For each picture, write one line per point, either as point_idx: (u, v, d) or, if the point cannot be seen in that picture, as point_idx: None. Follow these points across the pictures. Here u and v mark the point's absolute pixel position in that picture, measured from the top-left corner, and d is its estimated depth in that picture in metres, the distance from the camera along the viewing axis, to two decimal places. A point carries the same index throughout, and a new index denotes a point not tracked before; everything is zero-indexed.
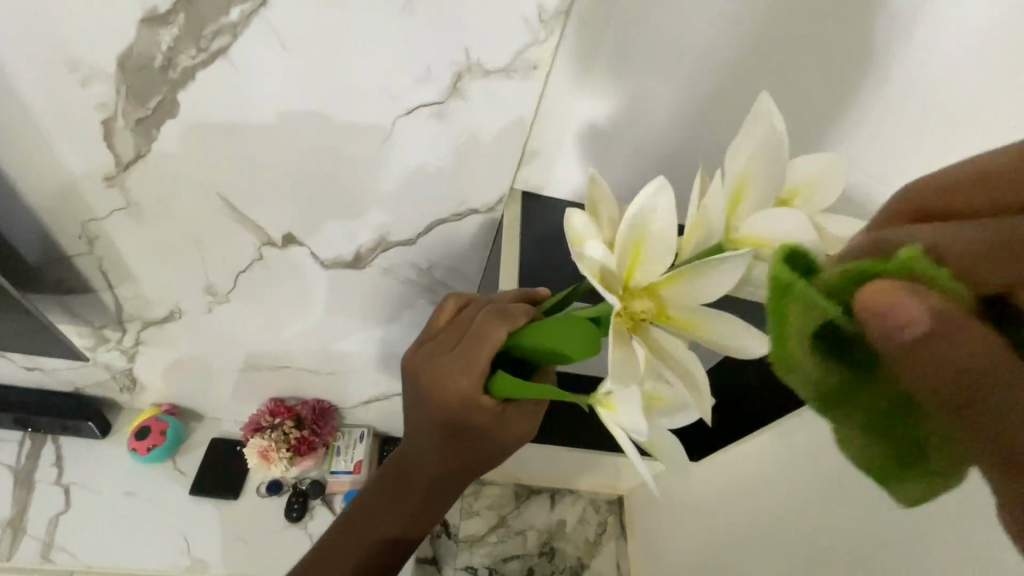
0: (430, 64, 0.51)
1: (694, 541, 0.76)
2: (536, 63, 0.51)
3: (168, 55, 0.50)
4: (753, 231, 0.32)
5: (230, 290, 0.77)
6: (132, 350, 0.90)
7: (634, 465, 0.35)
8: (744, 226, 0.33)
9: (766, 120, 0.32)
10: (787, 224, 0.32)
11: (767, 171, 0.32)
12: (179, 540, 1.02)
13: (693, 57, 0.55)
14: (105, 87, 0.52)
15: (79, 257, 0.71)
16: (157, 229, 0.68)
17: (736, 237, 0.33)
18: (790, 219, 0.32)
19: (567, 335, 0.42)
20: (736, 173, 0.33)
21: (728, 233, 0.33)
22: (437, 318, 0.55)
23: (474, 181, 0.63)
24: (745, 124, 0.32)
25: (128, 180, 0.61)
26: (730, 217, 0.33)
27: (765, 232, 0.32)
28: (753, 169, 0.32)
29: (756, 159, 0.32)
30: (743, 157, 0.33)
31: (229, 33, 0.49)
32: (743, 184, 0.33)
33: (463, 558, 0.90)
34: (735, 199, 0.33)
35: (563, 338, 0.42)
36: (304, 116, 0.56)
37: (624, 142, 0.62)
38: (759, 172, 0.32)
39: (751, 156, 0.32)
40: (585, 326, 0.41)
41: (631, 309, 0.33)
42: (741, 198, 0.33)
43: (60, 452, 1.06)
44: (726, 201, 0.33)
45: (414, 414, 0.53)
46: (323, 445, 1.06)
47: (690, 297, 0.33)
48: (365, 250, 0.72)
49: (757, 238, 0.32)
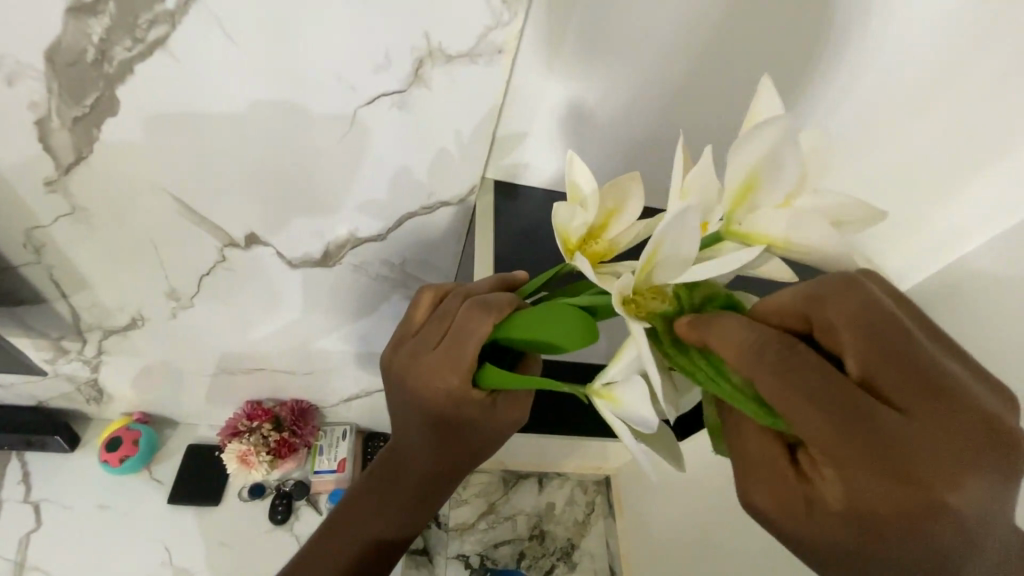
0: (387, 50, 0.49)
1: (699, 517, 0.78)
2: (501, 47, 0.49)
3: (102, 48, 0.46)
4: (754, 229, 0.31)
5: (194, 294, 0.74)
6: (96, 360, 0.87)
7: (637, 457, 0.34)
8: (749, 222, 0.31)
9: (781, 116, 0.28)
10: (794, 227, 0.30)
11: (778, 168, 0.29)
12: (161, 550, 0.99)
13: (662, 35, 0.53)
14: (34, 85, 0.48)
15: (27, 266, 0.67)
16: (108, 234, 0.64)
17: (736, 232, 0.32)
18: (798, 219, 0.29)
19: (557, 323, 0.40)
20: (742, 173, 0.30)
21: (729, 227, 0.32)
22: (415, 314, 0.53)
23: (442, 172, 0.60)
24: (755, 129, 0.28)
25: (72, 183, 0.57)
26: (734, 211, 0.31)
27: (768, 231, 0.31)
28: (760, 167, 0.29)
29: (766, 156, 0.29)
30: (751, 154, 0.29)
31: (167, 22, 0.45)
32: (751, 183, 0.30)
33: (454, 546, 0.92)
34: (739, 193, 0.31)
35: (552, 328, 0.40)
36: (257, 108, 0.52)
37: (595, 125, 0.60)
38: (767, 171, 0.29)
39: (760, 153, 0.29)
40: (572, 315, 0.40)
41: (645, 309, 0.33)
42: (748, 193, 0.31)
43: (26, 468, 1.02)
44: (729, 194, 0.31)
45: (401, 412, 0.52)
46: (304, 445, 1.04)
47: None
48: (334, 247, 0.69)
49: (757, 237, 0.31)
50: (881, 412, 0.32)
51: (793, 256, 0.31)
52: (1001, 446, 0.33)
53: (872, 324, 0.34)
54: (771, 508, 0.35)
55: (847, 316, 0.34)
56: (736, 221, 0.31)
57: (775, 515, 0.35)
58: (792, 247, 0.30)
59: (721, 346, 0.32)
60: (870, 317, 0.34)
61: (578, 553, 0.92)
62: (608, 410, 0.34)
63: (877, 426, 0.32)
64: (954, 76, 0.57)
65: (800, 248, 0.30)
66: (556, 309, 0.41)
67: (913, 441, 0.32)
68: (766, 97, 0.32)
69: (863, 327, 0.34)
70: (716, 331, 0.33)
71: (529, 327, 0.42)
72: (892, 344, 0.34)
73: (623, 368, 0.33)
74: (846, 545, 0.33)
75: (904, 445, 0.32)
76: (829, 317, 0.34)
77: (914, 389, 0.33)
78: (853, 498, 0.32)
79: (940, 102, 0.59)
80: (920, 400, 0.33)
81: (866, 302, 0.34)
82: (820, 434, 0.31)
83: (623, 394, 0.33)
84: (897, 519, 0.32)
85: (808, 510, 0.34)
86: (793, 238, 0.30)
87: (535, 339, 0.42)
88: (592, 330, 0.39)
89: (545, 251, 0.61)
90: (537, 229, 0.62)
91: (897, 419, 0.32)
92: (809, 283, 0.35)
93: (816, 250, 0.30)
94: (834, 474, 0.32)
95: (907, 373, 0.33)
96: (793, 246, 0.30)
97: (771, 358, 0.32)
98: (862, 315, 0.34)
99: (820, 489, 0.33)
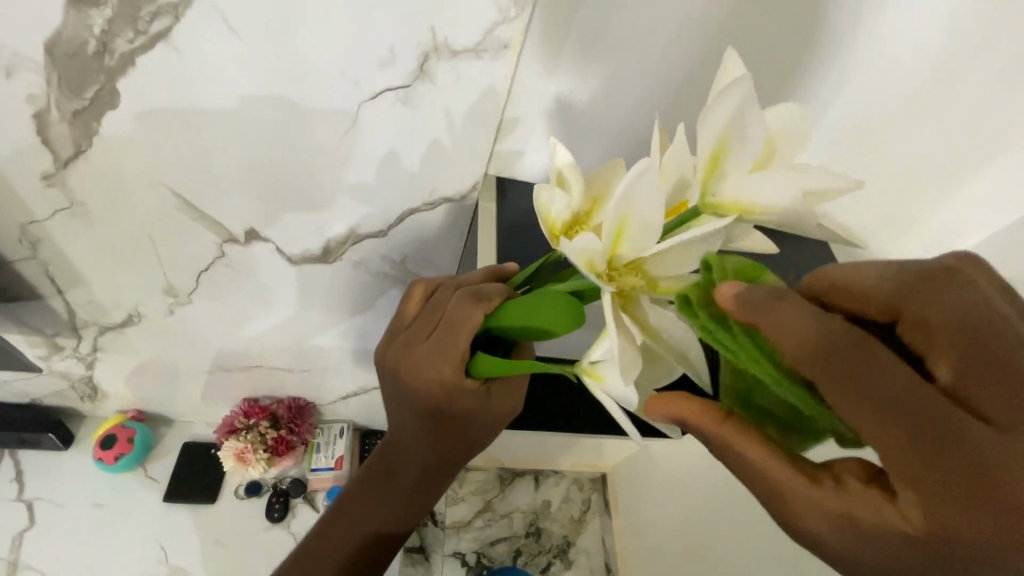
0: (392, 45, 0.48)
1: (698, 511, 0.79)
2: (507, 43, 0.49)
3: (103, 40, 0.46)
4: (728, 198, 0.31)
5: (192, 291, 0.74)
6: (91, 357, 0.86)
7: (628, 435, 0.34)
8: (723, 192, 0.31)
9: (737, 81, 0.28)
10: (767, 193, 0.30)
11: (741, 134, 0.29)
12: (156, 549, 0.99)
13: (667, 32, 0.53)
14: (33, 77, 0.47)
15: (23, 262, 0.66)
16: (106, 229, 0.63)
17: (711, 203, 0.32)
18: (766, 184, 0.30)
19: (545, 309, 0.40)
20: (711, 142, 0.30)
21: (704, 199, 0.32)
22: (406, 308, 0.52)
23: (444, 168, 0.60)
24: (719, 96, 0.29)
25: (69, 178, 0.57)
26: (707, 182, 0.31)
27: (741, 200, 0.31)
28: (727, 135, 0.29)
29: (729, 122, 0.29)
30: (718, 121, 0.29)
31: (170, 14, 0.45)
32: (721, 152, 0.30)
33: (450, 544, 0.92)
34: (710, 164, 0.31)
35: (540, 314, 0.40)
36: (259, 102, 0.52)
37: (598, 122, 0.60)
38: (735, 138, 0.29)
39: (726, 121, 0.29)
40: (560, 301, 0.40)
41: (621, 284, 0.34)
42: (718, 163, 0.31)
43: (19, 467, 1.01)
44: (701, 166, 0.31)
45: (396, 405, 0.52)
46: (302, 442, 1.03)
47: (671, 267, 0.33)
48: (334, 243, 0.69)
49: (733, 205, 0.31)
50: (969, 425, 0.31)
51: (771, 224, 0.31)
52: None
53: (964, 332, 0.33)
54: (821, 532, 0.33)
55: (942, 319, 0.33)
56: (710, 192, 0.32)
57: (826, 539, 0.33)
58: (766, 215, 0.31)
59: (776, 333, 0.30)
60: (961, 327, 0.33)
61: (574, 550, 0.92)
62: (595, 387, 0.36)
63: (966, 439, 0.30)
64: (954, 74, 0.58)
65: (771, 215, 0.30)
66: (545, 294, 0.41)
67: (1007, 459, 0.30)
68: (734, 66, 0.32)
69: (954, 334, 0.32)
70: (772, 319, 0.30)
71: (517, 316, 0.42)
72: (980, 354, 0.32)
73: (607, 349, 0.34)
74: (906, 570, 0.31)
75: (991, 464, 0.30)
76: (923, 318, 0.33)
77: (1006, 404, 0.32)
78: (929, 514, 0.30)
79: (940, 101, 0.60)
80: (1009, 414, 0.31)
81: (956, 311, 0.33)
82: (893, 442, 0.30)
83: (608, 371, 0.34)
84: (971, 538, 0.30)
85: (857, 526, 0.32)
86: (767, 206, 0.30)
87: (526, 326, 0.42)
88: (581, 314, 0.39)
89: (544, 245, 0.60)
90: (537, 224, 0.62)
91: (985, 432, 0.31)
92: (900, 274, 0.34)
93: (791, 215, 0.30)
94: (909, 489, 0.31)
95: (999, 386, 0.32)
96: (769, 212, 0.30)
97: (848, 356, 0.30)
98: (956, 321, 0.33)
99: (883, 511, 0.31)
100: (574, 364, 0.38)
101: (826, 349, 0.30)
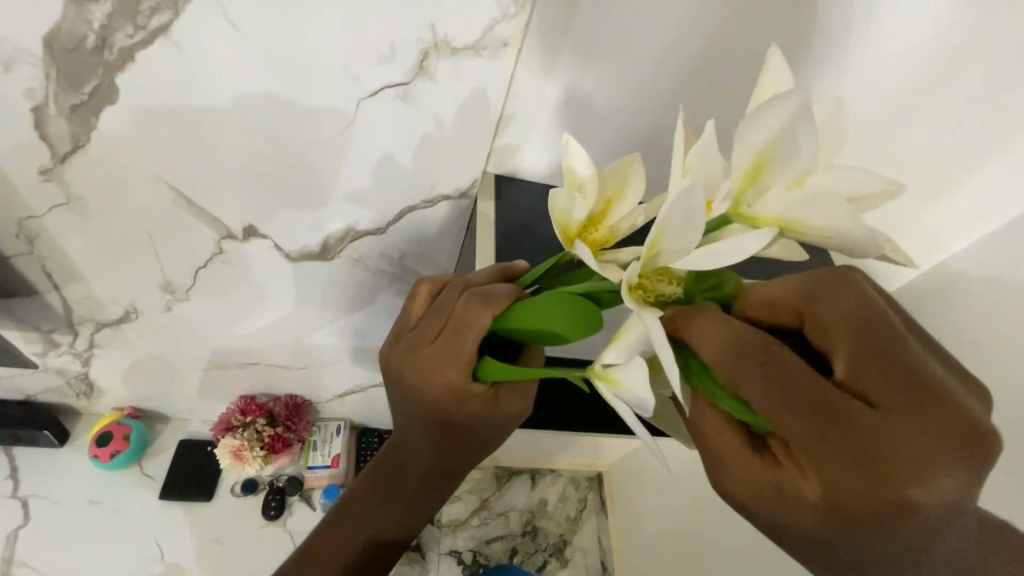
0: (393, 43, 0.49)
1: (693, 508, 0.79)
2: (507, 40, 0.49)
3: (102, 34, 0.45)
4: (765, 212, 0.29)
5: (189, 287, 0.74)
6: (87, 354, 0.86)
7: (645, 445, 0.32)
8: (761, 204, 0.29)
9: (793, 91, 0.26)
10: (813, 210, 0.28)
11: (791, 148, 0.27)
12: (152, 546, 0.98)
13: (665, 31, 0.53)
14: (32, 71, 0.47)
15: (19, 257, 0.66)
16: (103, 224, 0.63)
17: (744, 215, 0.30)
18: (812, 201, 0.28)
19: (557, 312, 0.40)
20: (754, 151, 0.28)
21: (737, 209, 0.30)
22: (412, 307, 0.52)
23: (443, 165, 0.60)
24: (772, 102, 0.26)
25: (67, 173, 0.57)
26: (743, 192, 0.29)
27: (779, 214, 0.29)
28: (773, 146, 0.27)
29: (779, 134, 0.27)
30: (765, 130, 0.27)
31: (170, 9, 0.45)
32: (764, 162, 0.28)
33: (446, 543, 0.95)
34: (749, 174, 0.29)
35: (550, 317, 0.40)
36: (258, 99, 0.52)
37: (597, 121, 0.60)
38: (781, 149, 0.27)
39: (774, 131, 0.27)
40: (571, 303, 0.39)
41: (653, 292, 0.33)
42: (757, 174, 0.29)
43: (14, 463, 1.01)
44: (739, 175, 0.29)
45: (401, 406, 0.52)
46: (299, 440, 1.03)
47: None
48: (333, 240, 0.69)
49: (770, 220, 0.29)
50: (857, 407, 0.31)
51: (812, 240, 0.29)
52: (983, 451, 0.31)
53: (861, 323, 0.33)
54: (743, 494, 0.35)
55: (838, 317, 0.33)
56: (745, 203, 0.30)
57: (748, 501, 0.35)
58: (808, 232, 0.29)
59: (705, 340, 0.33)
60: (856, 317, 0.33)
61: (569, 549, 0.93)
62: (609, 392, 0.34)
63: (852, 421, 0.31)
64: (948, 75, 0.59)
65: (810, 232, 0.29)
66: (554, 297, 0.41)
67: (900, 439, 0.31)
68: (776, 66, 0.31)
69: (851, 326, 0.32)
70: (703, 331, 0.33)
71: (526, 319, 0.42)
72: (879, 342, 0.32)
73: (625, 350, 0.33)
74: (812, 536, 0.33)
75: (889, 444, 0.30)
76: (824, 316, 0.33)
77: (899, 387, 0.32)
78: (830, 489, 0.31)
79: (931, 104, 0.61)
80: (902, 396, 0.31)
81: (854, 303, 0.33)
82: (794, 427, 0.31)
83: (625, 375, 0.32)
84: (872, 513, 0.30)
85: (778, 498, 0.33)
86: (809, 225, 0.28)
87: (534, 329, 0.42)
88: (592, 317, 0.39)
89: (545, 242, 0.60)
90: (537, 222, 0.62)
91: (873, 415, 0.31)
92: (807, 280, 0.34)
93: (837, 236, 0.28)
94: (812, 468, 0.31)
95: (896, 372, 0.32)
96: (810, 231, 0.29)
97: (751, 351, 0.32)
98: (852, 314, 0.33)
99: (793, 479, 0.32)
100: (586, 367, 0.37)
101: (738, 344, 0.32)
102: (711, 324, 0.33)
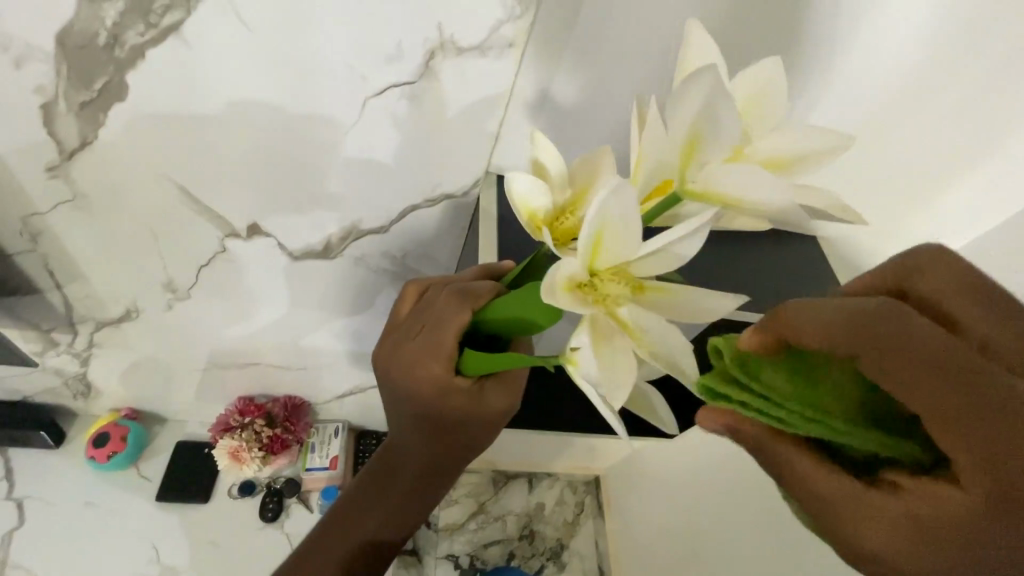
0: (399, 41, 0.49)
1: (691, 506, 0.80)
2: (512, 40, 0.50)
3: (114, 32, 0.46)
4: (709, 188, 0.28)
5: (191, 286, 0.74)
6: (86, 353, 0.85)
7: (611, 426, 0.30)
8: (702, 179, 0.28)
9: (709, 66, 0.25)
10: (750, 183, 0.27)
11: (715, 123, 0.26)
12: (148, 547, 0.98)
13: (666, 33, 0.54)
14: (42, 68, 0.48)
15: (22, 256, 0.66)
16: (107, 222, 0.63)
17: (691, 191, 0.29)
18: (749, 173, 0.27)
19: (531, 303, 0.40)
20: (685, 126, 0.27)
21: (684, 186, 0.29)
22: (400, 307, 0.53)
23: (446, 164, 0.61)
24: (692, 77, 0.26)
25: (73, 171, 0.57)
26: (684, 169, 0.29)
27: (721, 189, 0.28)
28: (702, 121, 0.27)
29: (701, 110, 0.26)
30: (690, 105, 0.26)
31: (182, 8, 0.46)
32: (696, 138, 0.27)
33: (443, 546, 0.94)
34: (686, 152, 0.28)
35: (525, 307, 0.41)
36: (263, 100, 0.53)
37: (598, 122, 0.61)
38: (710, 123, 0.26)
39: (698, 105, 0.26)
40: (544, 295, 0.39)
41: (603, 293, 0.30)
42: (694, 149, 0.28)
43: (9, 465, 1.00)
44: (676, 152, 0.28)
45: (392, 405, 0.52)
46: (296, 441, 1.03)
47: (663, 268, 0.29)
48: (334, 240, 0.69)
49: (712, 196, 0.28)
50: (999, 377, 0.28)
51: (753, 216, 0.29)
52: None
53: (963, 290, 0.33)
54: (885, 540, 0.30)
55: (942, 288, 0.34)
56: (689, 179, 0.29)
57: (893, 548, 0.30)
58: (748, 208, 0.28)
59: (810, 329, 0.29)
60: (963, 286, 0.34)
61: (568, 553, 0.92)
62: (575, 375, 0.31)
63: (998, 393, 0.28)
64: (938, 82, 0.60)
65: (751, 208, 0.28)
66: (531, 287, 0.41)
67: None
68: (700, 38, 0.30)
69: (962, 294, 0.33)
70: (798, 312, 0.29)
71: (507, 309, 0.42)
72: (986, 311, 0.33)
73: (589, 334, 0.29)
74: (980, 564, 0.28)
75: None
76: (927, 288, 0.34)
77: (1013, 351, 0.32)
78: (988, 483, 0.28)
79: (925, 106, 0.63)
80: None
81: (955, 273, 0.34)
82: (948, 416, 0.27)
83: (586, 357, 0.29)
84: None
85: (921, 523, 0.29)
86: (749, 199, 0.27)
87: (515, 319, 0.42)
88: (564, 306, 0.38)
89: None
90: None
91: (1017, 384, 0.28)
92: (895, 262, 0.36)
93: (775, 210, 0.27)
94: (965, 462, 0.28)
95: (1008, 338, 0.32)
96: (750, 205, 0.28)
97: (870, 329, 0.29)
98: (956, 285, 0.34)
99: (947, 495, 0.28)
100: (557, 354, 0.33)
101: (857, 328, 0.29)
102: (812, 310, 0.29)
